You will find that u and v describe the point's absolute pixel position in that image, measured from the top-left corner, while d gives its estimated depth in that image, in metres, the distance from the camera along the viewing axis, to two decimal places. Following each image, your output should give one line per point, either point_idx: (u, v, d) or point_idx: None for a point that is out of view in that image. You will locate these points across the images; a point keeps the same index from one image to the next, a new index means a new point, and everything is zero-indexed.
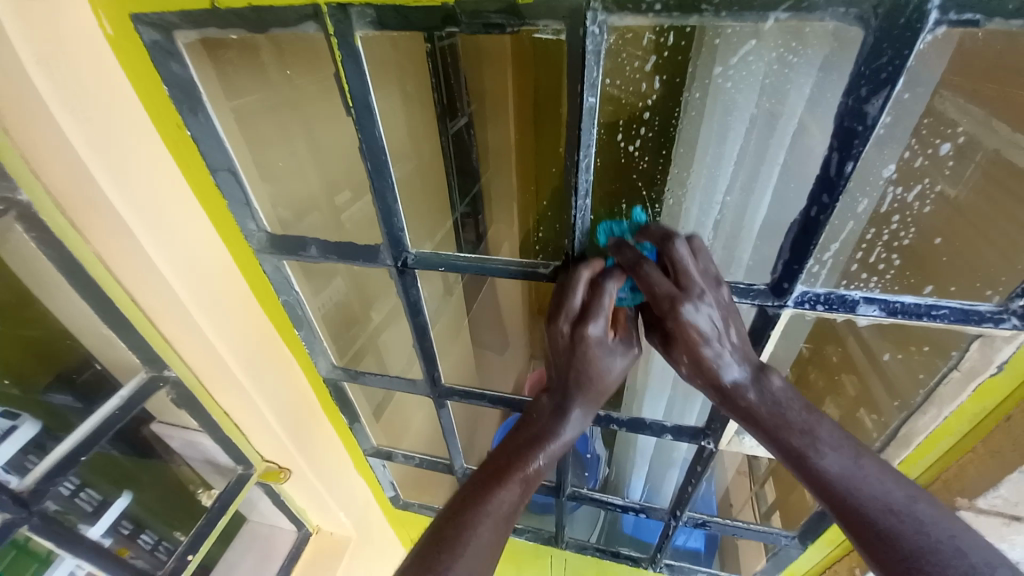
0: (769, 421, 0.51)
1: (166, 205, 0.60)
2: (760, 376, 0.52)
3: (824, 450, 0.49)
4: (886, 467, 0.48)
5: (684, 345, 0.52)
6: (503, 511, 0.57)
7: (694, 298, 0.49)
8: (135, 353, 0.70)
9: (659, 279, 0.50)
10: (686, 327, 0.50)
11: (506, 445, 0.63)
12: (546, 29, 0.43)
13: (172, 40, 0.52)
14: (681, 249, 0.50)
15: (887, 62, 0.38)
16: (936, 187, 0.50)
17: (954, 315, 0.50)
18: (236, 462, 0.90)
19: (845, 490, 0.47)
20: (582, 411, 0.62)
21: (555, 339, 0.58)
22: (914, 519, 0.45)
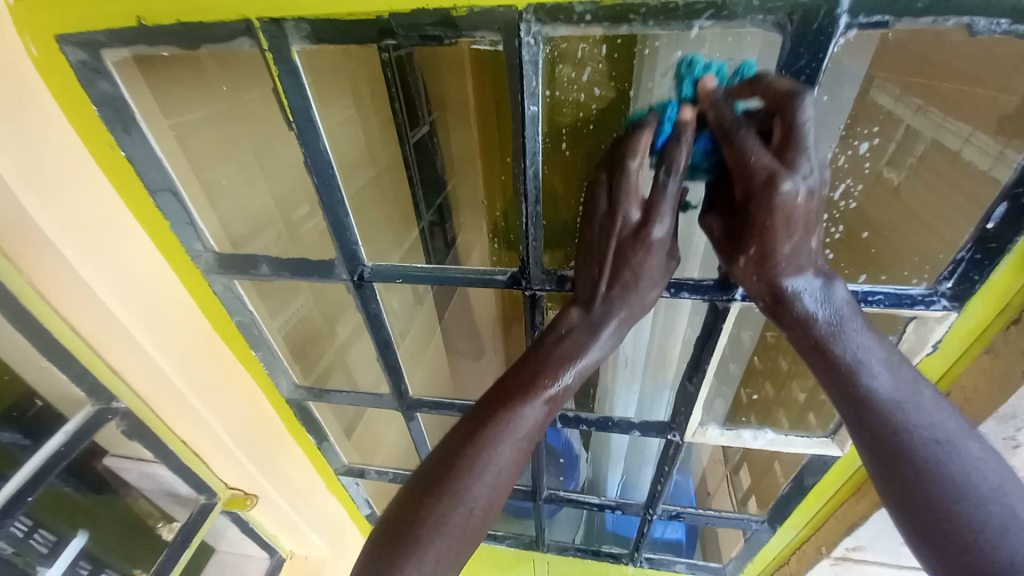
0: (841, 349, 0.45)
1: (102, 229, 0.58)
2: (826, 288, 0.46)
3: (881, 373, 0.44)
4: (942, 399, 0.44)
5: (767, 240, 0.44)
6: (521, 433, 0.50)
7: (800, 176, 0.41)
8: (78, 386, 0.66)
9: (757, 151, 0.42)
10: (779, 212, 0.42)
11: (529, 363, 0.52)
12: (483, 40, 0.44)
13: (100, 59, 0.50)
14: (801, 104, 0.39)
15: (805, 65, 0.40)
16: (856, 186, 0.54)
17: (889, 300, 0.53)
18: (197, 491, 0.87)
19: (893, 409, 0.43)
20: (620, 326, 0.53)
21: (598, 224, 0.51)
22: (966, 456, 0.41)
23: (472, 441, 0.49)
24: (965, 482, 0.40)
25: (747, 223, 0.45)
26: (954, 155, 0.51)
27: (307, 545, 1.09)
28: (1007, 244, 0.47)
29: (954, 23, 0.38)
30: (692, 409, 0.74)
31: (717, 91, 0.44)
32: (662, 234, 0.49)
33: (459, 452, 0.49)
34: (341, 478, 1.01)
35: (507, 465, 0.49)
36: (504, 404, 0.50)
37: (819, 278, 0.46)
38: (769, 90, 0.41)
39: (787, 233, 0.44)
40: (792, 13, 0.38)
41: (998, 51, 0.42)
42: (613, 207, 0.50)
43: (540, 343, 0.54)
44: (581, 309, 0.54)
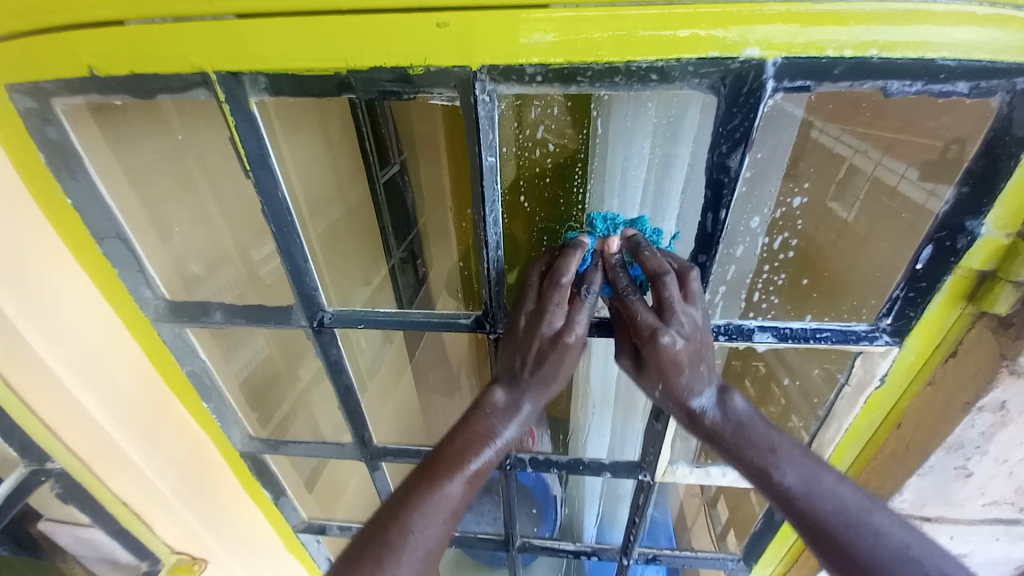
0: (733, 441, 0.52)
1: (39, 278, 0.55)
2: (723, 397, 0.54)
3: (783, 465, 0.50)
4: (845, 481, 0.49)
5: (658, 370, 0.51)
6: (452, 505, 0.51)
7: (677, 329, 0.49)
8: (6, 446, 0.61)
9: (643, 312, 0.49)
10: (663, 355, 0.50)
11: (454, 445, 0.53)
12: (440, 96, 0.46)
13: (49, 107, 0.49)
14: (649, 253, 0.49)
15: (739, 124, 0.43)
16: (793, 239, 0.60)
17: (836, 336, 0.56)
18: (138, 557, 0.79)
19: (803, 503, 0.48)
20: (535, 404, 0.55)
21: (518, 347, 0.53)
22: (872, 529, 0.45)
23: (390, 540, 0.47)
24: (880, 555, 0.44)
25: (643, 359, 0.51)
26: (893, 189, 0.54)
27: None
28: (936, 281, 0.51)
29: (870, 86, 0.42)
30: (661, 449, 0.74)
31: (615, 253, 0.52)
32: (580, 335, 0.51)
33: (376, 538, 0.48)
34: (300, 535, 0.93)
35: (433, 542, 0.49)
36: (434, 478, 0.51)
37: (717, 393, 0.53)
38: (645, 265, 0.48)
39: (677, 370, 0.51)
40: (724, 76, 0.41)
41: (913, 107, 0.46)
42: (533, 323, 0.51)
43: (464, 422, 0.55)
44: (505, 388, 0.55)
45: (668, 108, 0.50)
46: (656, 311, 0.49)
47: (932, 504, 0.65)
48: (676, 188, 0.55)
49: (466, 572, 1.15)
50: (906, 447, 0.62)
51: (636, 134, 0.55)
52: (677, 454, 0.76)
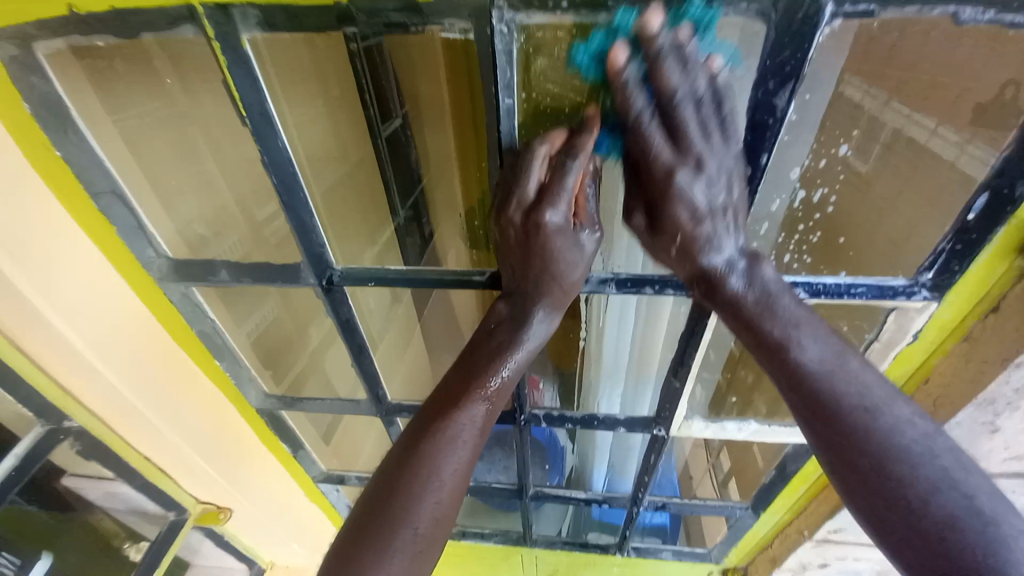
0: (755, 312, 0.48)
1: (30, 236, 0.52)
2: (752, 268, 0.48)
3: (805, 342, 0.47)
4: (868, 367, 0.47)
5: (675, 229, 0.46)
6: (469, 430, 0.52)
7: (697, 165, 0.42)
8: (26, 407, 0.61)
9: (658, 146, 0.42)
10: (678, 203, 0.44)
11: (465, 369, 0.55)
12: (452, 28, 0.41)
13: (32, 53, 0.46)
14: (672, 72, 0.38)
15: (790, 56, 0.39)
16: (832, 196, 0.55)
17: (871, 291, 0.54)
18: (166, 508, 0.83)
19: (819, 384, 0.46)
20: (545, 313, 0.54)
21: (502, 187, 0.48)
22: (888, 419, 0.44)
23: (411, 465, 0.50)
24: (898, 446, 0.43)
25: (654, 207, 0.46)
26: (908, 161, 0.50)
27: (287, 555, 1.07)
28: (987, 233, 0.48)
29: (939, 12, 0.37)
30: (677, 405, 0.74)
31: (624, 70, 0.38)
32: (557, 220, 0.48)
33: (418, 451, 0.51)
34: (320, 485, 0.99)
35: (455, 468, 0.51)
36: (446, 410, 0.53)
37: (742, 257, 0.48)
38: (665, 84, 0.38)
39: (694, 223, 0.46)
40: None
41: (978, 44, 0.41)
42: (503, 208, 0.48)
43: (471, 347, 0.56)
44: (507, 303, 0.55)
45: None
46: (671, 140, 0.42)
47: None
48: None
49: (480, 517, 1.21)
50: (934, 405, 0.61)
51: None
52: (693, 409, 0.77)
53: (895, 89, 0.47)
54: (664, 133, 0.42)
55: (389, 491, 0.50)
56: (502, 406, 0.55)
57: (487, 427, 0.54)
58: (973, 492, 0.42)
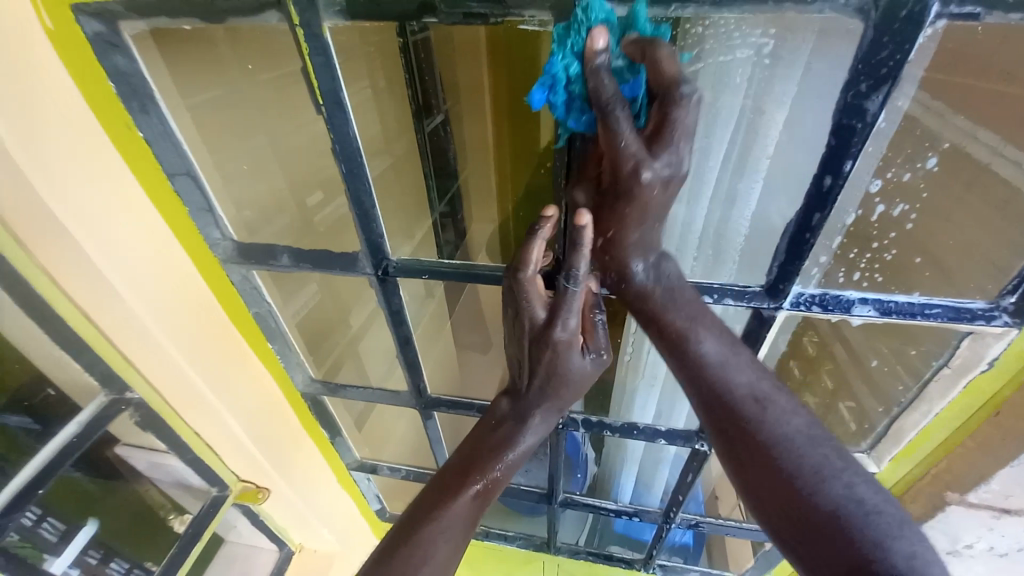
0: (657, 307, 0.53)
1: (115, 212, 0.54)
2: (658, 262, 0.53)
3: (703, 337, 0.51)
4: (758, 364, 0.51)
5: (621, 222, 0.49)
6: (461, 523, 0.57)
7: (659, 164, 0.43)
8: (91, 374, 0.64)
9: (627, 137, 0.42)
10: (643, 195, 0.45)
11: (464, 461, 0.61)
12: (532, 21, 0.42)
13: (117, 32, 0.48)
14: (618, 98, 0.41)
15: (888, 57, 0.37)
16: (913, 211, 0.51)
17: (947, 314, 0.51)
18: (209, 483, 0.86)
19: (715, 376, 0.50)
20: (543, 416, 0.62)
21: (518, 294, 0.54)
22: (775, 411, 0.48)
23: (404, 554, 0.53)
24: (782, 436, 0.47)
25: (612, 197, 0.47)
26: (988, 173, 0.47)
27: (316, 540, 1.09)
28: None
29: None
30: None
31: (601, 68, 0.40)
32: (567, 333, 0.53)
33: (410, 539, 0.55)
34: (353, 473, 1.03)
35: (443, 560, 0.54)
36: (441, 499, 0.58)
37: (651, 260, 0.53)
38: (658, 70, 0.41)
39: (638, 222, 0.49)
40: None
41: None
42: (518, 313, 0.55)
43: (469, 441, 0.63)
44: (510, 401, 0.63)
45: (767, 65, 0.47)
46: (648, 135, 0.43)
47: (1020, 497, 0.62)
48: (765, 147, 0.52)
49: (502, 520, 1.20)
50: (1004, 436, 0.57)
51: (722, 91, 0.51)
52: None
53: (984, 96, 0.44)
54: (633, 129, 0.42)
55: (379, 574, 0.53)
56: (492, 500, 0.61)
57: (476, 522, 0.59)
58: (851, 485, 0.44)
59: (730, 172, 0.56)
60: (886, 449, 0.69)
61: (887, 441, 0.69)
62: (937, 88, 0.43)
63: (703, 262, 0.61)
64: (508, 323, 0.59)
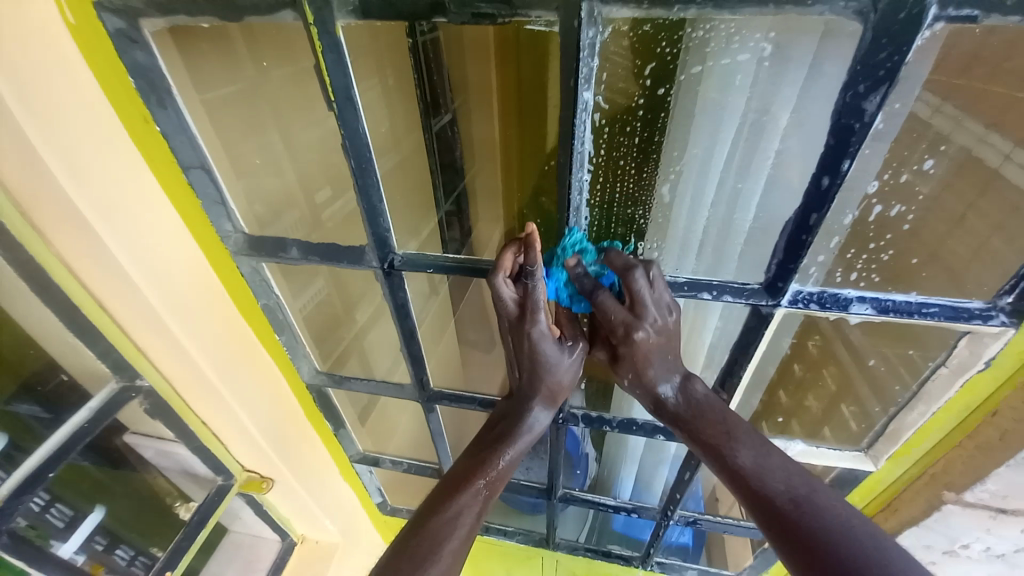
0: (690, 420, 0.58)
1: (130, 202, 0.56)
2: (685, 384, 0.60)
3: (738, 446, 0.55)
4: (793, 463, 0.53)
5: (632, 363, 0.59)
6: (467, 518, 0.58)
7: (648, 324, 0.54)
8: (103, 362, 0.66)
9: (613, 308, 0.55)
10: (640, 349, 0.57)
11: (470, 464, 0.63)
12: (538, 21, 0.42)
13: (138, 28, 0.50)
14: (600, 293, 0.55)
15: (886, 58, 0.38)
16: (908, 211, 0.51)
17: (945, 313, 0.51)
18: (215, 472, 0.87)
19: (754, 482, 0.52)
20: (539, 406, 0.65)
21: (496, 297, 0.58)
22: (813, 503, 0.48)
23: (415, 546, 0.54)
24: (823, 523, 0.46)
25: (619, 352, 0.59)
26: (987, 174, 0.48)
27: (318, 531, 1.10)
28: None
29: None
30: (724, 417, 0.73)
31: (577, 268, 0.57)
32: (542, 328, 0.58)
33: (420, 532, 0.56)
34: (355, 465, 1.03)
35: (451, 555, 0.54)
36: (450, 497, 0.59)
37: (677, 384, 0.60)
38: (611, 262, 0.55)
39: (648, 363, 0.58)
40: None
41: None
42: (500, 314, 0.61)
43: (475, 446, 0.66)
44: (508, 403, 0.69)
45: (774, 66, 0.48)
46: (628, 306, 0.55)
47: (1016, 497, 0.63)
48: (769, 146, 0.52)
49: (503, 515, 1.21)
50: (1000, 437, 0.58)
51: (727, 91, 0.52)
52: None
53: (985, 98, 0.45)
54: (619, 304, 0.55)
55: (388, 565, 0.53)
56: (495, 500, 0.62)
57: (480, 521, 0.59)
58: (896, 568, 0.42)
59: (733, 174, 0.57)
60: (885, 448, 0.70)
61: (886, 440, 0.69)
62: (938, 88, 0.43)
63: (705, 258, 0.62)
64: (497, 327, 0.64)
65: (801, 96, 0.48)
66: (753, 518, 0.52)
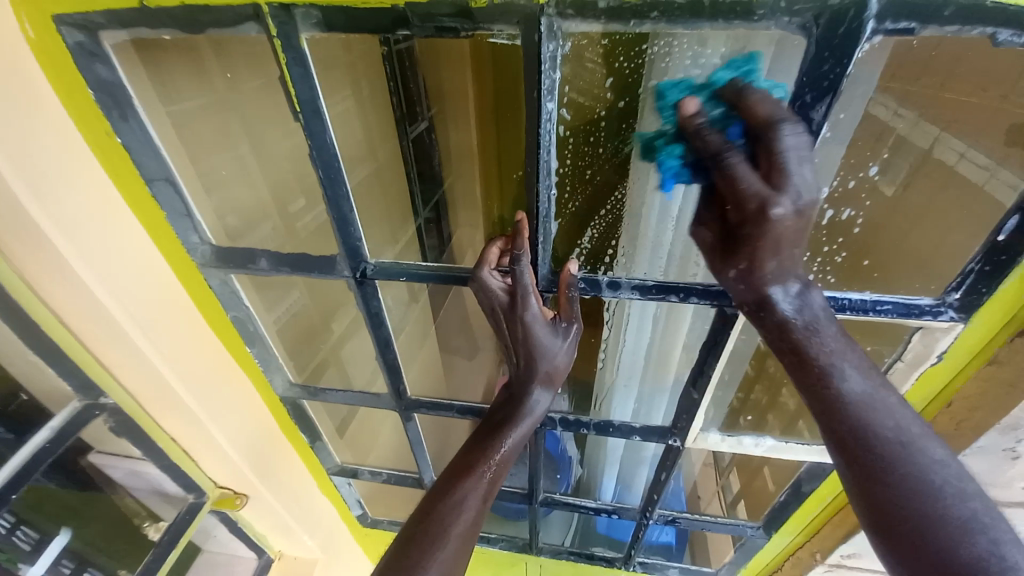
0: (800, 336, 0.48)
1: (91, 215, 0.55)
2: (804, 294, 0.49)
3: (846, 372, 0.47)
4: (906, 405, 0.47)
5: (751, 253, 0.47)
6: (476, 499, 0.62)
7: (789, 199, 0.43)
8: (65, 381, 0.64)
9: (746, 177, 0.43)
10: (772, 233, 0.44)
11: (476, 449, 0.66)
12: (501, 33, 0.43)
13: (98, 41, 0.48)
14: (734, 162, 0.44)
15: (829, 70, 0.40)
16: (859, 215, 0.55)
17: (897, 310, 0.53)
18: (187, 491, 0.85)
19: (856, 415, 0.46)
20: (540, 389, 0.68)
21: (485, 294, 0.60)
22: (924, 457, 0.44)
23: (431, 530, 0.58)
24: (927, 484, 0.43)
25: (740, 236, 0.47)
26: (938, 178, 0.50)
27: (297, 547, 1.08)
28: (1017, 257, 0.48)
29: (978, 33, 0.38)
30: (695, 416, 0.74)
31: (693, 117, 0.44)
32: (535, 313, 0.60)
33: (432, 516, 0.60)
34: (333, 478, 1.01)
35: (463, 533, 0.59)
36: (459, 481, 0.63)
37: (798, 286, 0.49)
38: (751, 114, 0.42)
39: (773, 251, 0.46)
40: (819, 15, 0.38)
41: (1002, 66, 0.42)
42: (490, 309, 0.63)
43: (480, 432, 0.69)
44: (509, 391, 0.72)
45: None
46: (763, 174, 0.44)
47: (972, 485, 0.65)
48: None
49: (486, 521, 1.21)
50: (957, 425, 0.61)
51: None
52: (710, 423, 0.77)
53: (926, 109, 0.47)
54: (753, 172, 0.44)
55: (407, 548, 0.57)
56: (501, 482, 0.66)
57: (488, 501, 0.64)
58: (999, 540, 0.40)
59: None
60: None
61: None
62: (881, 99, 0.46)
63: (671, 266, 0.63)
64: (489, 321, 0.67)
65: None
66: (829, 454, 0.48)
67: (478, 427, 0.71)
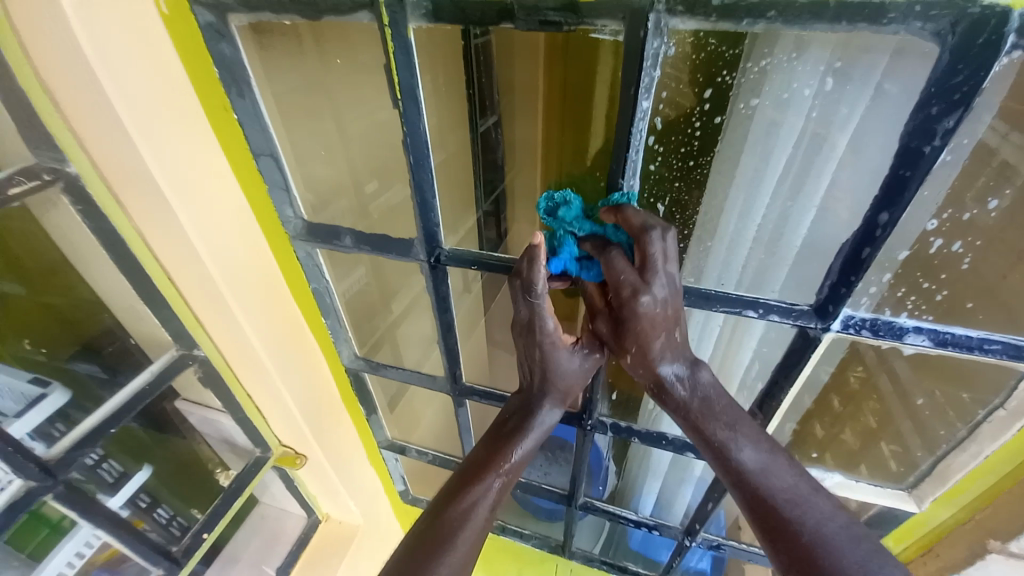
0: (699, 415, 0.54)
1: (199, 180, 0.60)
2: (691, 371, 0.55)
3: (742, 444, 0.52)
4: (796, 464, 0.52)
5: (636, 337, 0.54)
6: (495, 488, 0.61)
7: (657, 289, 0.50)
8: (165, 328, 0.72)
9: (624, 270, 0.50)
10: (643, 318, 0.51)
11: (494, 441, 0.65)
12: (604, 29, 0.45)
13: (225, 23, 0.54)
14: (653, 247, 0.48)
15: (962, 82, 0.37)
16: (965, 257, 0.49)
17: (1008, 350, 0.49)
18: (253, 445, 0.92)
19: (756, 481, 0.50)
20: (550, 407, 0.65)
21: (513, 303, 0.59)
22: (817, 513, 0.47)
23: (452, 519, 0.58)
24: (824, 535, 0.46)
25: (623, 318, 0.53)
26: None
27: (342, 512, 1.13)
28: None
29: None
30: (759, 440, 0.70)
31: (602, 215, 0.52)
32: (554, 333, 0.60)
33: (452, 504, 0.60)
34: (383, 450, 1.07)
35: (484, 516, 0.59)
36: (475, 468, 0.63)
37: (685, 366, 0.55)
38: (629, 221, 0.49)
39: (654, 334, 0.53)
40: (956, 21, 0.35)
41: None
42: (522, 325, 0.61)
43: (500, 421, 0.67)
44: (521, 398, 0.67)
45: (838, 89, 0.47)
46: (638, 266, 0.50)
47: None
48: (824, 172, 0.51)
49: (521, 518, 1.21)
50: None
51: (782, 119, 0.51)
52: None
53: None
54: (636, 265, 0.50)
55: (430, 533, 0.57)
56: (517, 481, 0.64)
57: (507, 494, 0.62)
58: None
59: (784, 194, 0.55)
60: (931, 490, 0.66)
61: (932, 481, 0.66)
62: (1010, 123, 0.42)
63: (746, 277, 0.61)
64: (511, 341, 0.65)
65: (859, 125, 0.47)
66: (747, 519, 0.50)
67: (493, 427, 0.68)
